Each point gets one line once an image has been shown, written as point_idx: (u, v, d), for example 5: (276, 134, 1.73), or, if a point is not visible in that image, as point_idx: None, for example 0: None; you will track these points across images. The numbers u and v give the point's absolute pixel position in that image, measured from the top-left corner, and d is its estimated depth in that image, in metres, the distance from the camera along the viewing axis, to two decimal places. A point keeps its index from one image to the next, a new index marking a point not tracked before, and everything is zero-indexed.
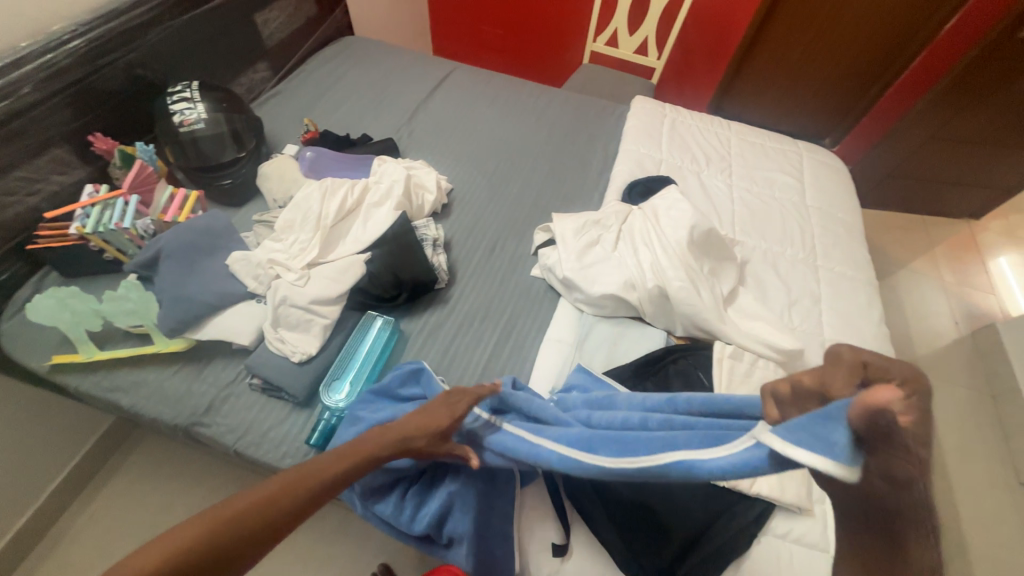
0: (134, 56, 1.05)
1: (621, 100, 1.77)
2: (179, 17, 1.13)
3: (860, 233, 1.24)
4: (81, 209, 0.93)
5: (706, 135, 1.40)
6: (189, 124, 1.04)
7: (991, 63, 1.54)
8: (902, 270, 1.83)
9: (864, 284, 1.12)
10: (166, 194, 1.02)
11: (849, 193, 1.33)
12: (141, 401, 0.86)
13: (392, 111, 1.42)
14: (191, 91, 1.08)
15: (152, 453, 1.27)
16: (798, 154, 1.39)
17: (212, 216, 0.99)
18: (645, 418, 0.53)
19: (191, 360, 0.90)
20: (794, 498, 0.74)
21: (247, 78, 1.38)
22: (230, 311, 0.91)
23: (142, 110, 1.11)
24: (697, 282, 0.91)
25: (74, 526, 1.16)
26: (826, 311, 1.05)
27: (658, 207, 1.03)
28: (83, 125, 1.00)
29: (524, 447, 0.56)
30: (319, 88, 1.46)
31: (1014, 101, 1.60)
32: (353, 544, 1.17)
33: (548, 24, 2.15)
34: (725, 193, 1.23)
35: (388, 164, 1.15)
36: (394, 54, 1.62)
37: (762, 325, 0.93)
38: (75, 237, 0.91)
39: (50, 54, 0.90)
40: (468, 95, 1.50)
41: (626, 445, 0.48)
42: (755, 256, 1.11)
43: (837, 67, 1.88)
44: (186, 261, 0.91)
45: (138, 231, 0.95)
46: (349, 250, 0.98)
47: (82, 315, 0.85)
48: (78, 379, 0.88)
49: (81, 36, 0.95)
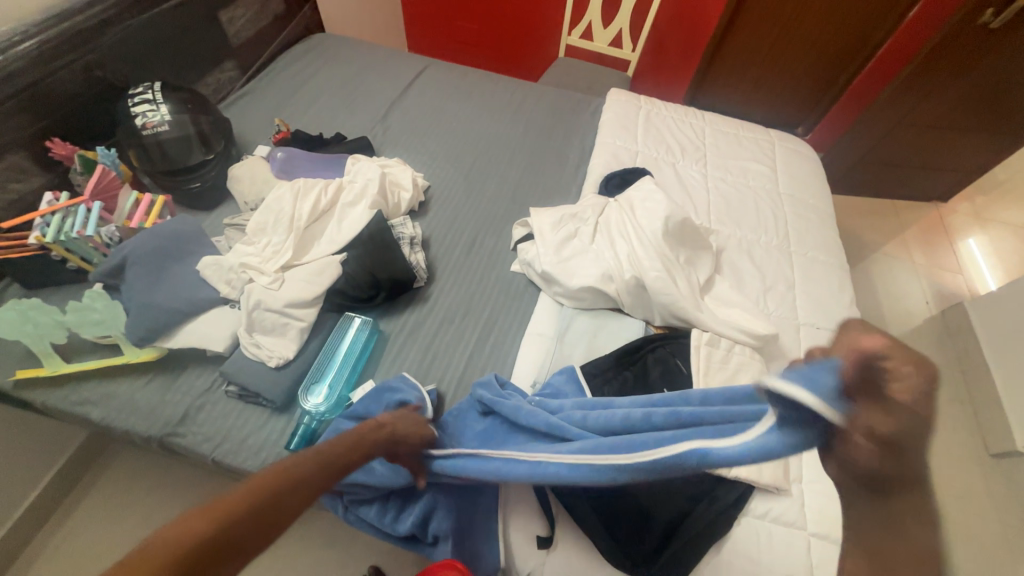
0: (91, 57, 1.02)
1: (598, 93, 1.78)
2: (137, 17, 1.09)
3: (831, 218, 1.27)
4: (40, 217, 0.90)
5: (681, 126, 1.41)
6: (152, 126, 1.01)
7: (949, 52, 1.60)
8: (874, 254, 1.88)
9: (837, 267, 1.15)
10: (132, 200, 0.99)
11: (821, 180, 1.36)
12: (112, 414, 0.84)
13: (366, 109, 1.40)
14: (153, 92, 1.04)
15: (131, 466, 1.23)
16: (771, 143, 1.42)
17: (181, 220, 0.96)
18: (648, 415, 0.59)
19: (163, 369, 0.88)
20: (772, 479, 0.76)
21: (214, 78, 1.34)
22: (203, 317, 0.89)
23: (104, 114, 1.07)
24: (673, 272, 0.93)
25: (50, 545, 1.13)
26: (800, 296, 1.07)
27: (633, 198, 1.03)
28: (39, 131, 0.96)
29: (525, 466, 0.61)
30: (290, 87, 1.43)
31: (973, 87, 1.66)
32: (342, 548, 1.16)
33: (522, 19, 2.14)
34: (700, 183, 1.25)
35: (362, 163, 1.14)
36: (366, 51, 1.60)
37: (737, 312, 0.94)
38: (35, 246, 0.88)
39: (0, 57, 0.87)
40: (442, 92, 1.49)
41: (632, 445, 0.55)
42: (731, 244, 1.13)
43: (806, 56, 1.92)
44: (154, 268, 0.89)
45: (102, 238, 0.92)
46: (324, 251, 0.97)
47: (45, 328, 0.82)
48: (44, 394, 0.85)
49: (33, 38, 0.91)
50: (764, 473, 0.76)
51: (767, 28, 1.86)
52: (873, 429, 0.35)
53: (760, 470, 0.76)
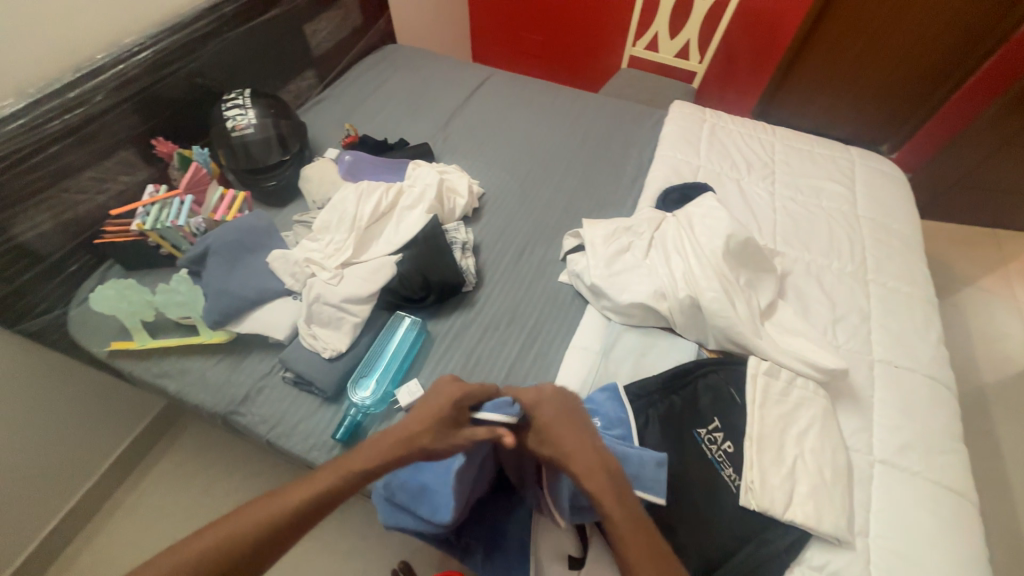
0: (194, 66, 1.13)
1: (660, 105, 1.73)
2: (235, 29, 1.20)
3: (918, 246, 1.15)
4: (142, 207, 1.02)
5: (749, 141, 1.34)
6: (240, 129, 1.11)
7: None
8: (967, 289, 1.69)
9: (922, 301, 1.04)
10: (217, 194, 1.09)
11: (908, 203, 1.24)
12: (186, 388, 0.92)
13: (429, 117, 1.45)
14: (243, 98, 1.15)
15: (197, 437, 1.34)
16: (850, 162, 1.31)
17: (256, 215, 1.04)
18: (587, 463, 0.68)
19: (231, 351, 0.96)
20: (832, 528, 0.70)
21: (296, 86, 1.45)
22: (269, 306, 0.95)
23: (200, 116, 1.19)
24: (732, 294, 0.88)
25: (126, 500, 1.25)
26: (876, 330, 0.97)
27: (693, 214, 0.99)
28: (147, 130, 1.08)
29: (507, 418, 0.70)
30: (361, 95, 1.51)
31: None
32: (377, 539, 1.20)
33: (587, 29, 2.14)
34: (767, 202, 1.18)
35: (422, 168, 1.18)
36: (434, 61, 1.66)
37: (802, 342, 0.88)
38: (135, 233, 0.99)
39: (123, 65, 0.99)
40: (503, 101, 1.52)
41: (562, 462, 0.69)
42: (798, 268, 1.05)
43: (896, 69, 1.76)
44: (231, 258, 0.97)
45: (190, 228, 1.02)
46: (381, 251, 1.01)
47: (137, 305, 0.92)
48: (132, 365, 0.95)
49: (149, 49, 1.03)
50: (823, 521, 0.70)
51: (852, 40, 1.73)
52: (579, 461, 0.62)
53: (818, 517, 0.70)
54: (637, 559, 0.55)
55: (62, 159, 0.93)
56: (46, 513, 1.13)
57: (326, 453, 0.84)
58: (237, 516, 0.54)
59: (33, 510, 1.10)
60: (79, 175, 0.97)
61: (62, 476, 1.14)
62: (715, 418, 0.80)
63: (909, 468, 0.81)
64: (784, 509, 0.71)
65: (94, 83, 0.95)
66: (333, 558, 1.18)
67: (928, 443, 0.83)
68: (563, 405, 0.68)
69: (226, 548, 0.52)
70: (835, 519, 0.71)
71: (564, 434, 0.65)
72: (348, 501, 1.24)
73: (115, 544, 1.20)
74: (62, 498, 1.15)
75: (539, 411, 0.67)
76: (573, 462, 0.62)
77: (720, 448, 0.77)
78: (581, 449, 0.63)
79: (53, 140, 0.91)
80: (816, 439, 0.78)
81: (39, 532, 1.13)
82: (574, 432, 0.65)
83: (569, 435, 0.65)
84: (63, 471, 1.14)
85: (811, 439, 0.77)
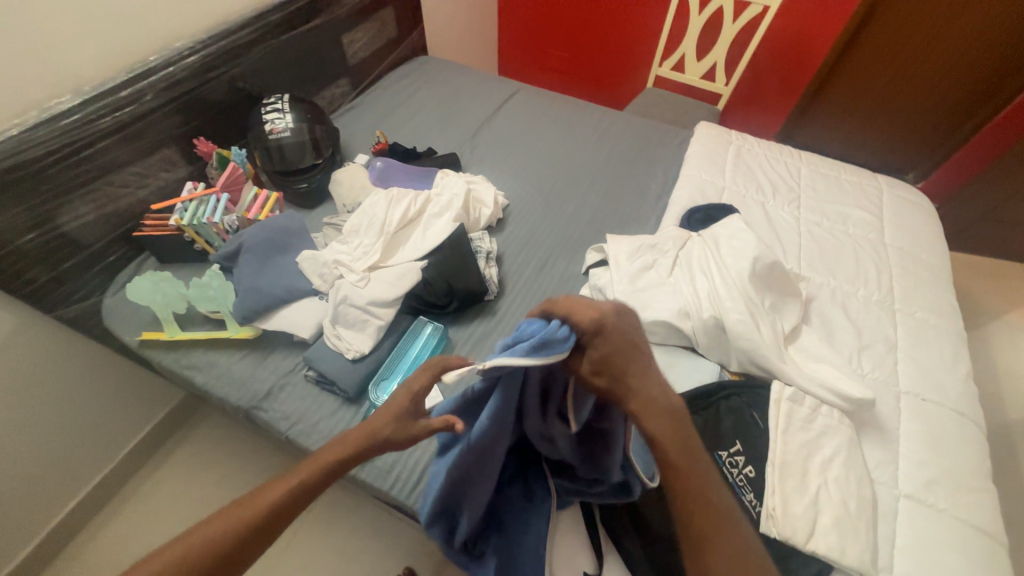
0: (237, 71, 1.18)
1: (685, 125, 1.74)
2: (278, 37, 1.25)
3: (948, 278, 1.13)
4: (181, 204, 1.05)
5: (775, 164, 1.34)
6: (277, 132, 1.14)
7: None
8: (994, 323, 1.65)
9: (951, 334, 1.02)
10: (252, 194, 1.12)
11: (937, 234, 1.22)
12: (211, 380, 0.94)
13: (457, 128, 1.48)
14: (282, 102, 1.18)
15: (212, 430, 1.36)
16: (877, 189, 1.30)
17: (288, 216, 1.07)
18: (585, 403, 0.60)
19: (256, 347, 0.98)
20: (856, 561, 0.68)
21: (330, 93, 1.49)
22: (296, 305, 0.97)
23: (239, 118, 1.23)
24: (757, 316, 0.88)
25: (140, 489, 1.27)
26: (903, 361, 0.96)
27: (719, 235, 1.00)
28: (189, 130, 1.12)
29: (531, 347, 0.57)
30: (392, 103, 1.55)
31: None
32: (383, 543, 1.19)
33: (613, 48, 2.17)
34: (792, 225, 1.17)
35: (450, 177, 1.20)
36: (463, 74, 1.70)
37: (827, 369, 0.87)
38: (173, 228, 1.02)
39: (172, 67, 1.04)
40: (530, 115, 1.54)
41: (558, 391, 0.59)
42: (823, 293, 1.04)
43: (926, 99, 1.75)
44: (262, 256, 0.99)
45: (224, 225, 1.05)
46: (407, 257, 1.03)
47: (171, 298, 0.95)
48: (161, 355, 0.97)
49: (198, 53, 1.08)
50: (847, 554, 0.68)
51: (882, 68, 1.73)
52: (641, 403, 0.50)
53: (842, 549, 0.69)
54: (691, 517, 0.51)
55: (108, 154, 0.97)
56: (64, 496, 1.15)
57: None
58: (239, 505, 0.57)
59: (52, 493, 1.12)
60: (124, 169, 1.01)
61: (82, 460, 1.16)
62: (738, 442, 0.79)
63: (936, 505, 0.79)
64: (807, 538, 0.69)
65: (145, 84, 1.00)
66: (338, 560, 1.17)
67: (956, 481, 0.81)
68: (627, 331, 0.51)
69: (230, 535, 0.55)
70: (860, 553, 0.69)
71: (632, 366, 0.50)
72: (358, 502, 1.24)
73: (128, 531, 1.21)
74: (81, 482, 1.18)
75: (601, 340, 0.50)
76: (632, 400, 0.50)
77: (741, 472, 0.76)
78: (647, 387, 0.50)
79: (102, 136, 0.95)
80: (840, 468, 0.76)
81: (56, 514, 1.14)
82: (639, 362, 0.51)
83: (633, 368, 0.50)
84: (84, 455, 1.16)
85: (834, 469, 0.76)
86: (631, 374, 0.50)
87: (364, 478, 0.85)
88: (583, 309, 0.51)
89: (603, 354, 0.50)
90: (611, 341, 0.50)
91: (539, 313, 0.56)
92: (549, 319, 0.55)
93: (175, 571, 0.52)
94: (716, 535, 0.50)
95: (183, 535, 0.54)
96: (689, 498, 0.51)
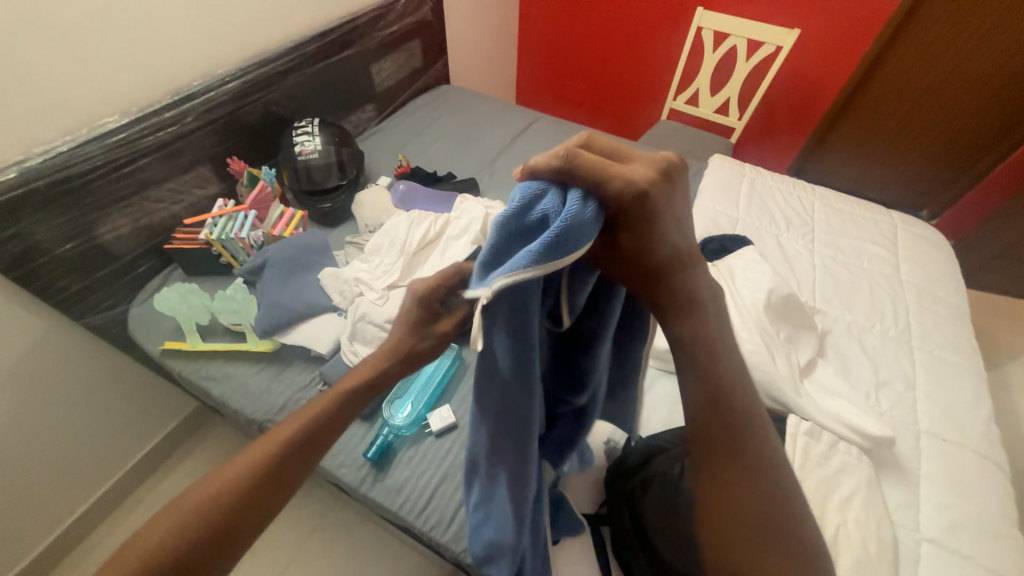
0: (272, 96, 1.24)
1: (699, 156, 1.78)
2: (313, 66, 1.32)
3: (966, 316, 1.12)
4: (211, 219, 1.10)
5: (788, 197, 1.36)
6: (306, 153, 1.19)
7: None
8: (1014, 364, 1.62)
9: (971, 374, 1.01)
10: (278, 212, 1.16)
11: (954, 272, 1.22)
12: (228, 391, 0.95)
13: (477, 154, 1.53)
14: (312, 126, 1.24)
15: (221, 441, 1.37)
16: (892, 225, 1.31)
17: (312, 234, 1.10)
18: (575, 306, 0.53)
19: (274, 359, 0.99)
20: None
21: (356, 117, 1.56)
22: (315, 320, 0.99)
23: (271, 140, 1.29)
24: (773, 348, 0.87)
25: (146, 498, 1.27)
26: (921, 399, 0.94)
27: (734, 266, 1.01)
28: (223, 149, 1.18)
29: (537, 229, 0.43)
30: (415, 129, 1.61)
31: None
32: (385, 565, 1.17)
33: (629, 82, 2.24)
34: (806, 258, 1.18)
35: (469, 204, 1.22)
36: (484, 103, 1.76)
37: (844, 404, 0.86)
38: (202, 242, 1.06)
39: (213, 92, 1.10)
40: (548, 143, 1.59)
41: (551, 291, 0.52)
42: (838, 327, 1.04)
43: (938, 139, 1.77)
44: (285, 271, 1.02)
45: (251, 241, 1.08)
46: (425, 277, 1.05)
47: (195, 309, 0.98)
48: (180, 364, 0.99)
49: (238, 79, 1.14)
50: None
51: (893, 108, 1.77)
52: (669, 287, 0.47)
53: None
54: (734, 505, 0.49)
55: (147, 171, 1.02)
56: (72, 502, 1.15)
57: (355, 472, 0.85)
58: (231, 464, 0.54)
59: (61, 498, 1.13)
60: (161, 185, 1.06)
61: (94, 466, 1.17)
62: None
63: (960, 551, 0.76)
64: None
65: (188, 106, 1.05)
66: None
67: (981, 526, 0.79)
68: (662, 200, 0.43)
69: (225, 494, 0.52)
70: None
71: (658, 242, 0.45)
72: (363, 522, 1.23)
73: None
74: (90, 489, 1.18)
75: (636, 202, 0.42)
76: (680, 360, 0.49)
77: None
78: (670, 269, 0.47)
79: (143, 154, 1.00)
80: (860, 508, 0.74)
81: (63, 520, 1.15)
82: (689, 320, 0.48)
83: (666, 240, 0.45)
84: (95, 462, 1.17)
85: (854, 508, 0.74)
86: (663, 251, 0.45)
87: (373, 497, 0.84)
88: (616, 169, 0.41)
89: (633, 224, 0.43)
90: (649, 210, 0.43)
91: (550, 172, 0.42)
92: (566, 188, 0.42)
93: (174, 534, 0.49)
94: (749, 447, 0.49)
95: (165, 508, 0.51)
96: (717, 412, 0.49)
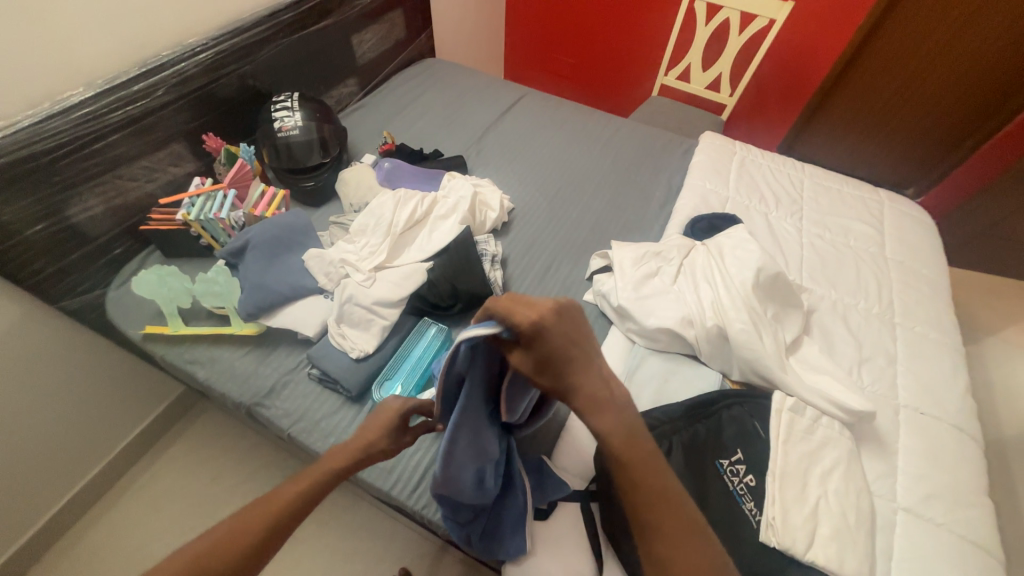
0: (248, 68, 1.18)
1: (690, 134, 1.75)
2: (290, 36, 1.26)
3: (946, 293, 1.15)
4: (188, 198, 1.06)
5: (778, 176, 1.35)
6: (286, 130, 1.15)
7: None
8: (989, 339, 1.67)
9: (950, 349, 1.03)
10: (259, 191, 1.12)
11: (937, 250, 1.24)
12: (213, 375, 0.94)
13: (464, 130, 1.49)
14: (292, 101, 1.19)
15: (210, 425, 1.36)
16: (879, 203, 1.32)
17: (296, 214, 1.07)
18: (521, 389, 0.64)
19: (259, 343, 0.98)
20: (855, 572, 0.69)
21: (338, 91, 1.50)
22: (302, 303, 0.98)
23: (248, 115, 1.24)
24: (760, 327, 0.88)
25: (135, 484, 1.26)
26: (901, 373, 0.97)
27: (723, 244, 1.01)
28: (198, 125, 1.12)
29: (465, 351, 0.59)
30: (399, 104, 1.56)
31: None
32: (379, 543, 1.19)
33: (619, 55, 2.19)
34: (794, 237, 1.18)
35: (457, 180, 1.20)
36: (471, 77, 1.71)
37: (828, 380, 0.88)
38: (180, 222, 1.02)
39: (184, 63, 1.04)
40: (536, 120, 1.55)
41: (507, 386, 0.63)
42: (824, 305, 1.05)
43: (926, 118, 1.76)
44: (268, 253, 0.99)
45: (230, 221, 1.05)
46: (413, 257, 1.03)
47: (176, 292, 0.95)
48: (163, 349, 0.97)
49: (210, 50, 1.08)
50: (845, 564, 0.69)
51: (883, 85, 1.75)
52: (583, 395, 0.50)
53: (841, 560, 0.69)
54: (667, 551, 0.50)
55: (118, 148, 0.98)
56: (58, 489, 1.14)
57: None
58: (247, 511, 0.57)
59: (47, 485, 1.11)
60: (133, 163, 1.01)
61: (78, 453, 1.15)
62: (739, 450, 0.79)
63: (934, 519, 0.79)
64: (806, 549, 0.70)
65: (157, 79, 1.00)
66: (333, 558, 1.17)
67: (954, 494, 0.82)
68: (562, 334, 0.50)
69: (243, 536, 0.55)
70: (858, 565, 0.70)
71: (567, 367, 0.50)
72: (355, 502, 1.24)
73: (120, 527, 1.20)
74: (76, 475, 1.17)
75: (540, 341, 0.49)
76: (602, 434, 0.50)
77: (742, 481, 0.77)
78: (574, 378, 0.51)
79: (112, 130, 0.95)
80: (840, 480, 0.77)
81: (50, 507, 1.14)
82: (606, 408, 0.51)
83: (575, 363, 0.50)
84: (80, 449, 1.15)
85: (835, 480, 0.77)
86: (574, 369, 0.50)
87: (365, 479, 0.84)
88: (525, 309, 0.49)
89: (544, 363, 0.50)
90: (549, 338, 0.49)
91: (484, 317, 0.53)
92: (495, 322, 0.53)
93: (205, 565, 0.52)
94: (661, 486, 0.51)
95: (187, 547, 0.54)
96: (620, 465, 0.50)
